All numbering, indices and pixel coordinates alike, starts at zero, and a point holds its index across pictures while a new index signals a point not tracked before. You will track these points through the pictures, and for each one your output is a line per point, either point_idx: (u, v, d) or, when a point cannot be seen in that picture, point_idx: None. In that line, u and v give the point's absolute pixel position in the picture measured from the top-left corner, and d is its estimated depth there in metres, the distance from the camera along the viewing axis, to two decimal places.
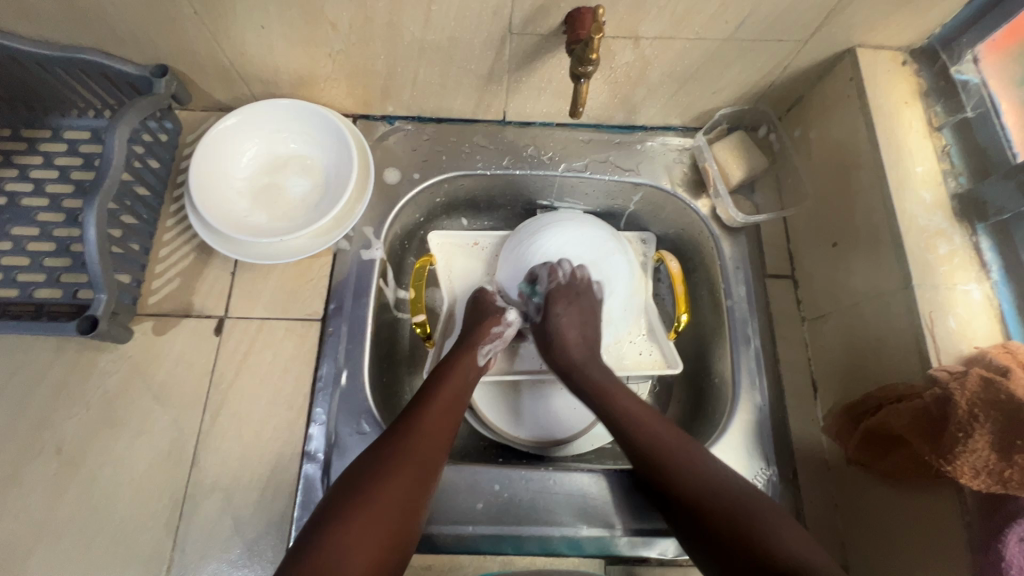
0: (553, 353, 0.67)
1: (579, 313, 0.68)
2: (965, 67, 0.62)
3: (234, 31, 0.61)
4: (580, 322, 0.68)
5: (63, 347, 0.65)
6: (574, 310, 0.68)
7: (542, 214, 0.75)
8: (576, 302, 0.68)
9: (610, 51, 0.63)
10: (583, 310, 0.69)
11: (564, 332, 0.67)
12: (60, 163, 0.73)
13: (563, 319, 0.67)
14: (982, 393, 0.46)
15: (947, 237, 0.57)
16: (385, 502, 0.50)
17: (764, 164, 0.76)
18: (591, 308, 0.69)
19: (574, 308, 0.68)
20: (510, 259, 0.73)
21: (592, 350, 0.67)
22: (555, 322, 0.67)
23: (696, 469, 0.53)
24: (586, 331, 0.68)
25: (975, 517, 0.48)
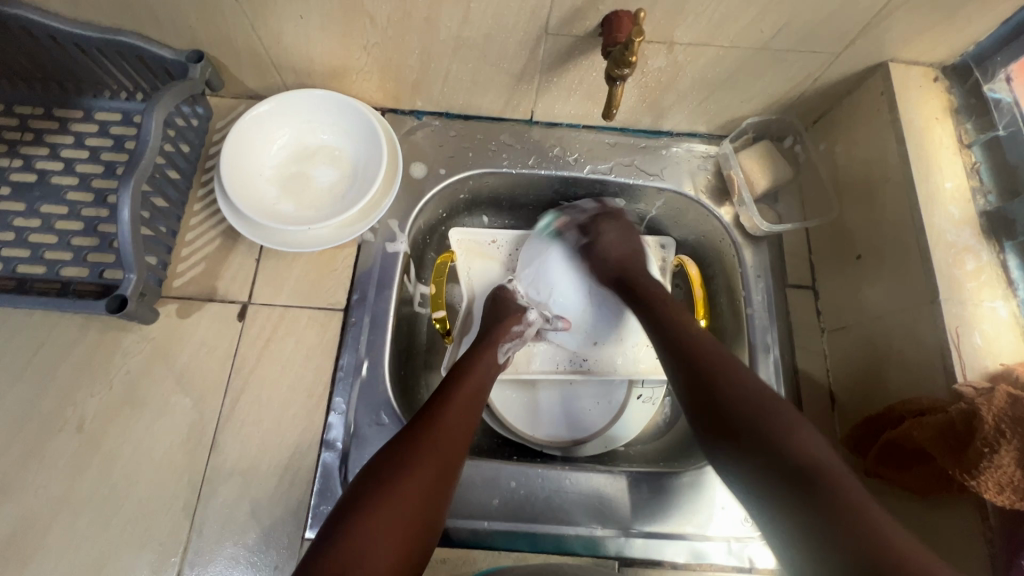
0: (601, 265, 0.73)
1: (622, 231, 0.74)
2: (997, 86, 0.62)
3: (273, 20, 0.62)
4: (623, 235, 0.74)
5: (88, 325, 0.66)
6: (619, 228, 0.74)
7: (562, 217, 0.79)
8: (618, 222, 0.75)
9: (644, 55, 0.64)
10: (627, 227, 0.75)
11: (609, 241, 0.73)
12: (91, 144, 0.74)
13: (608, 236, 0.74)
14: (1009, 410, 0.46)
15: (975, 254, 0.58)
16: (410, 492, 0.50)
17: (788, 175, 0.76)
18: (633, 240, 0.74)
19: (619, 227, 0.74)
20: (533, 263, 0.77)
21: (632, 259, 0.72)
22: (603, 238, 0.73)
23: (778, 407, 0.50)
24: (628, 240, 0.74)
25: (997, 533, 0.48)
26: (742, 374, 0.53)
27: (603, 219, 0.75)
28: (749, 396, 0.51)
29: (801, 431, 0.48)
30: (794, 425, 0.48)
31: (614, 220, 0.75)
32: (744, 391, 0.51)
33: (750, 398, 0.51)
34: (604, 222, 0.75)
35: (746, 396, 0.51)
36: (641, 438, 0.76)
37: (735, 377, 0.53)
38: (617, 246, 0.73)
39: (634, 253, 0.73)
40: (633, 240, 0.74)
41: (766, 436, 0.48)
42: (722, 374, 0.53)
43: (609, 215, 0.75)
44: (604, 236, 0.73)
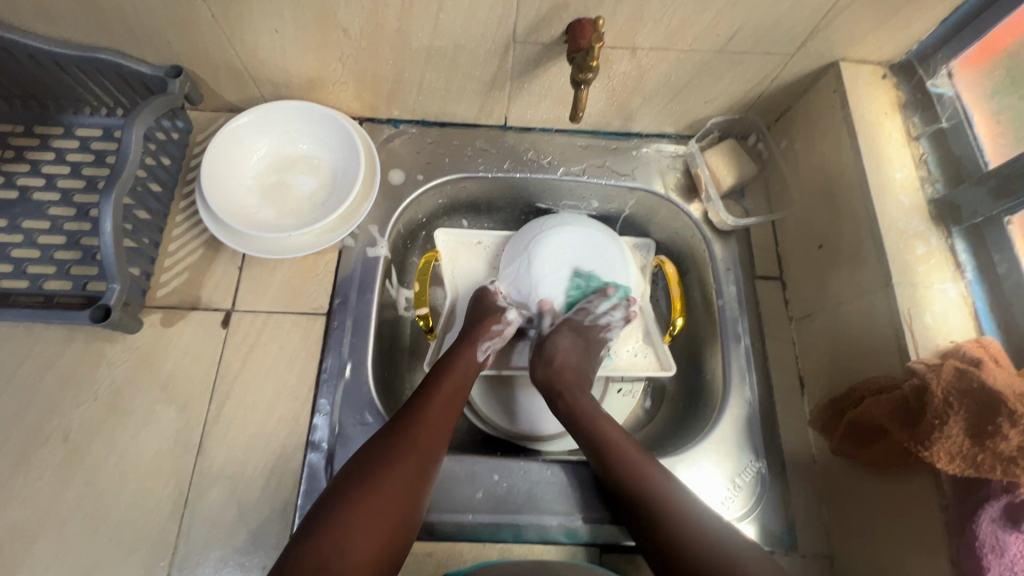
0: (546, 373, 0.68)
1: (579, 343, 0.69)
2: (940, 82, 0.66)
3: (249, 34, 0.64)
4: (580, 350, 0.69)
5: (72, 337, 0.67)
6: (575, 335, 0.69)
7: (546, 218, 0.77)
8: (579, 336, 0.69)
9: (608, 60, 0.67)
10: (587, 344, 0.70)
11: (560, 358, 0.68)
12: (71, 159, 0.75)
13: (563, 341, 0.69)
14: (956, 382, 0.49)
15: (924, 239, 0.61)
16: (389, 486, 0.52)
17: (753, 171, 0.79)
18: (585, 342, 0.70)
19: (575, 339, 0.69)
20: (519, 253, 0.75)
21: (582, 377, 0.67)
22: (558, 342, 0.69)
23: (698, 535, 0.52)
24: (580, 363, 0.68)
25: (952, 501, 0.51)
26: (657, 478, 0.57)
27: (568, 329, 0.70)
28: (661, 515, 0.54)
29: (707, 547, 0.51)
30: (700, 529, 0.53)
31: (572, 326, 0.70)
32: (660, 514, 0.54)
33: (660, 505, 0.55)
34: (562, 327, 0.70)
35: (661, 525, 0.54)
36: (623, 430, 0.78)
37: (685, 517, 0.54)
38: (572, 360, 0.68)
39: (584, 372, 0.68)
40: (591, 356, 0.70)
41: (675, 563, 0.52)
42: (637, 482, 0.57)
43: (569, 324, 0.70)
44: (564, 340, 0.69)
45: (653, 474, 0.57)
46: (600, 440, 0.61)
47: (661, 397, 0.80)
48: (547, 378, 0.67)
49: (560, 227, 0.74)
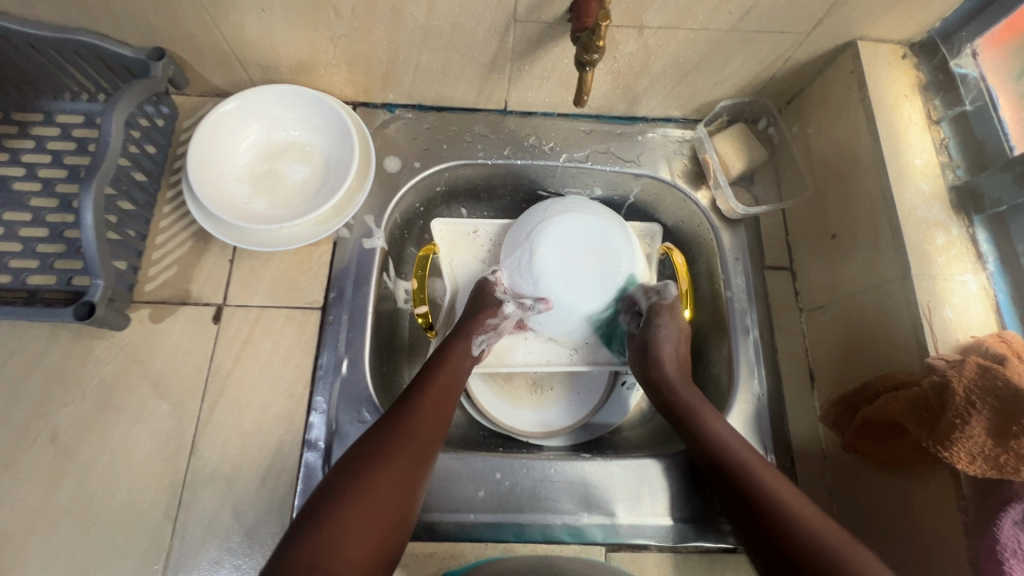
0: (648, 364, 0.67)
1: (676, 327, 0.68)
2: (964, 62, 0.62)
3: (234, 14, 0.61)
4: (675, 337, 0.68)
5: (58, 334, 0.64)
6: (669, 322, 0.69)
7: (550, 201, 0.73)
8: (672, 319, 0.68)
9: (614, 40, 0.63)
10: (676, 318, 0.69)
11: (664, 348, 0.67)
12: (52, 147, 0.72)
13: (662, 329, 0.68)
14: (979, 380, 0.47)
15: (945, 229, 0.58)
16: (386, 482, 0.50)
17: (763, 157, 0.76)
18: (682, 322, 0.69)
19: (674, 322, 0.68)
20: (523, 238, 0.71)
21: (685, 364, 0.68)
22: (659, 334, 0.68)
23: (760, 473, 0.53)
24: (682, 348, 0.69)
25: (971, 502, 0.49)
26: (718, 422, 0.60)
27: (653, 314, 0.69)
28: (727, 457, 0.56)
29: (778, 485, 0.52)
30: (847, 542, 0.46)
31: (667, 311, 0.68)
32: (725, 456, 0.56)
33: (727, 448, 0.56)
34: (661, 314, 0.68)
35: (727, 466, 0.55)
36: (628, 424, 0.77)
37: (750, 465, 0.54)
38: (680, 348, 0.68)
39: (688, 355, 0.69)
40: (682, 332, 0.69)
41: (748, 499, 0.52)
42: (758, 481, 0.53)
43: (672, 307, 0.69)
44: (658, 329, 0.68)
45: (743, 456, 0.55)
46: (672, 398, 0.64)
47: None
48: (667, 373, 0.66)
49: (566, 215, 0.70)
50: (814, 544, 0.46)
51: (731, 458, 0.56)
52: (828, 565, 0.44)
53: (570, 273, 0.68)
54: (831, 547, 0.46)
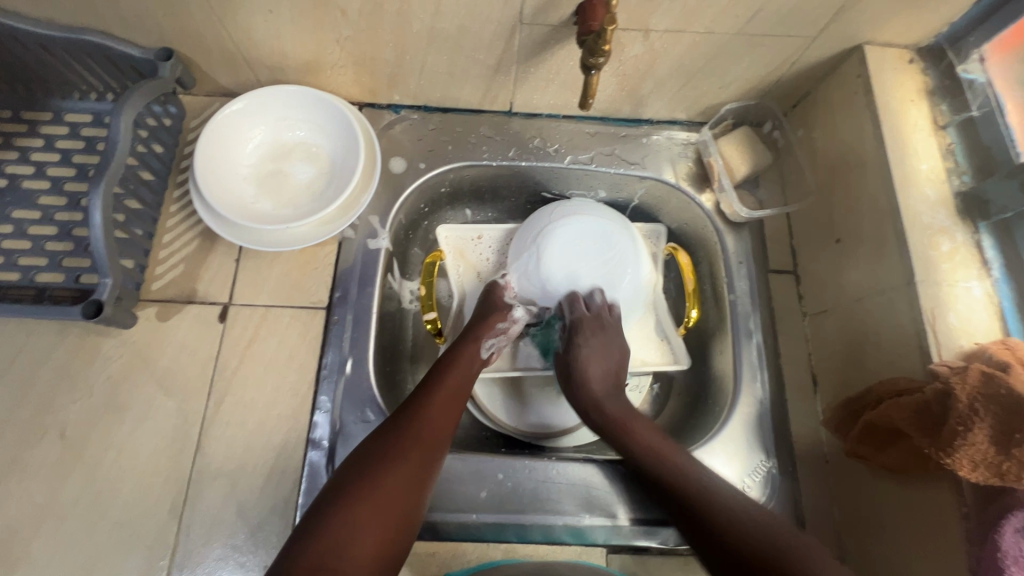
0: (577, 392, 0.66)
1: (601, 343, 0.67)
2: (971, 67, 0.62)
3: (241, 15, 0.61)
4: (603, 354, 0.67)
5: (66, 331, 0.65)
6: (598, 341, 0.67)
7: (560, 203, 0.73)
8: (602, 334, 0.67)
9: (620, 43, 0.63)
10: (607, 338, 0.67)
11: (586, 364, 0.66)
12: (61, 146, 0.73)
13: (584, 351, 0.66)
14: (982, 388, 0.47)
15: (950, 235, 0.58)
16: (394, 483, 0.51)
17: (768, 161, 0.76)
18: (611, 338, 0.68)
19: (597, 339, 0.67)
20: (529, 242, 0.72)
21: (619, 385, 0.66)
22: (581, 359, 0.66)
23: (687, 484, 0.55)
24: (609, 364, 0.67)
25: (972, 509, 0.49)
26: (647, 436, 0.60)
27: (579, 328, 0.67)
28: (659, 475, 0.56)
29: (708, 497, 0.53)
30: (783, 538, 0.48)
31: (590, 329, 0.67)
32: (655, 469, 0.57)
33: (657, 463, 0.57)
34: (581, 337, 0.67)
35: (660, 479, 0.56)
36: None
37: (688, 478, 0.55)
38: (609, 364, 0.67)
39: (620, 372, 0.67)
40: (614, 349, 0.67)
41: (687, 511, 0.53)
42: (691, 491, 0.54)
43: (588, 323, 0.68)
44: (581, 348, 0.66)
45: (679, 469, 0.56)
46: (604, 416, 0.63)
47: (667, 394, 0.78)
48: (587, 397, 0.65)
49: (573, 218, 0.71)
50: (760, 559, 0.47)
51: (664, 471, 0.56)
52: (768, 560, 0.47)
53: (576, 281, 0.70)
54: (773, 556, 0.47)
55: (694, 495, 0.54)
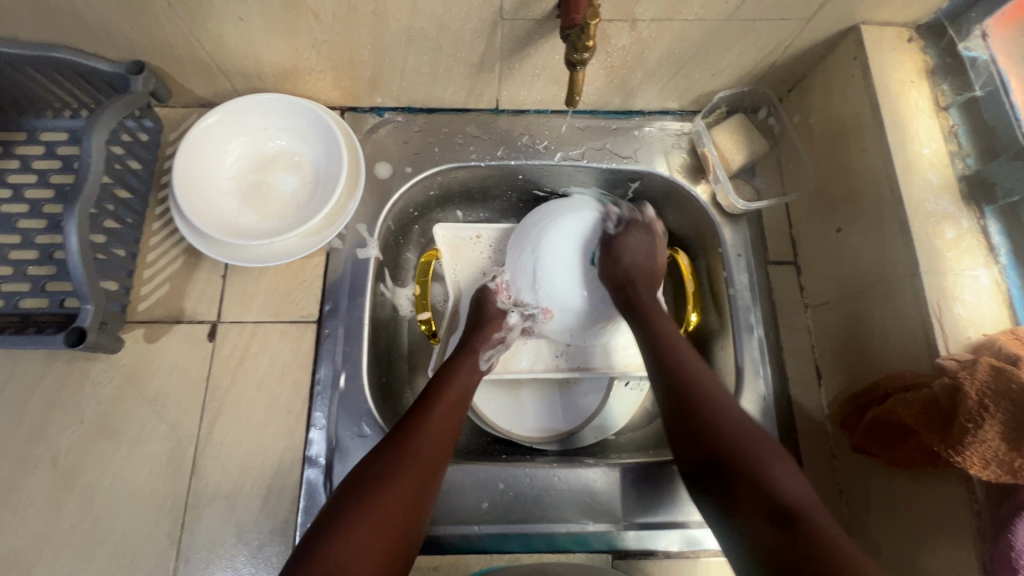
0: (625, 289, 0.67)
1: (648, 237, 0.71)
2: (973, 44, 0.59)
3: (212, 23, 0.59)
4: (647, 248, 0.71)
5: (53, 358, 0.64)
6: (642, 232, 0.71)
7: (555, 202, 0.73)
8: (648, 233, 0.72)
9: (606, 34, 0.61)
10: (588, 281, 0.69)
11: (634, 257, 0.69)
12: (38, 167, 0.71)
13: (568, 296, 0.68)
14: (992, 383, 0.45)
15: (955, 222, 0.56)
16: (394, 501, 0.49)
17: (764, 148, 0.74)
18: (653, 236, 0.72)
19: (640, 234, 0.71)
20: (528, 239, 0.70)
21: (652, 271, 0.70)
22: (627, 239, 0.70)
23: (712, 392, 0.54)
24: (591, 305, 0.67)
25: (985, 506, 0.48)
26: (683, 341, 0.60)
27: (629, 225, 0.72)
28: (685, 365, 0.57)
29: (725, 407, 0.52)
30: (774, 462, 0.47)
31: (638, 225, 0.72)
32: (676, 357, 0.58)
33: (681, 356, 0.58)
34: (629, 227, 0.71)
35: (682, 368, 0.56)
36: (631, 426, 0.76)
37: (711, 383, 0.55)
38: (641, 256, 0.70)
39: (653, 271, 0.70)
40: (655, 248, 0.72)
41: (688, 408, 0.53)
42: (710, 412, 0.52)
43: (634, 224, 0.72)
44: (626, 236, 0.70)
45: (706, 374, 0.56)
46: (638, 302, 0.65)
47: None
48: (614, 288, 0.68)
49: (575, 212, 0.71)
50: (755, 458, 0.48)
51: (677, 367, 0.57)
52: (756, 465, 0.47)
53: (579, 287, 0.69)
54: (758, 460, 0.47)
55: (717, 418, 0.51)
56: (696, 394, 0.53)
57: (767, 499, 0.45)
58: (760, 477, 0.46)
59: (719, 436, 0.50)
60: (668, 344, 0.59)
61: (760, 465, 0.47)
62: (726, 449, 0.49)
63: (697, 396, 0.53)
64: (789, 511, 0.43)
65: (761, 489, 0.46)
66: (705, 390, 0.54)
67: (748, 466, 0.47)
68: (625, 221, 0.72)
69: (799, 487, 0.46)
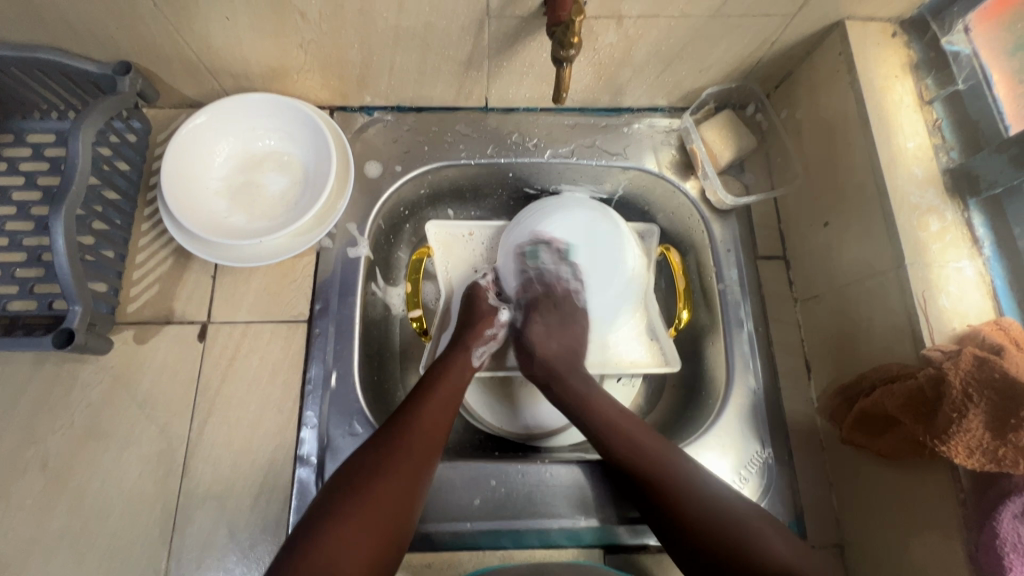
0: (535, 365, 0.67)
1: (560, 320, 0.69)
2: (956, 38, 0.60)
3: (198, 22, 0.58)
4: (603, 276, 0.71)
5: (42, 360, 0.63)
6: (546, 317, 0.69)
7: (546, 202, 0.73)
8: (558, 312, 0.69)
9: (593, 31, 0.61)
10: (562, 315, 0.69)
11: (546, 343, 0.67)
12: (25, 169, 0.70)
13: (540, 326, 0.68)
14: (976, 372, 0.46)
15: (939, 214, 0.56)
16: (383, 498, 0.49)
17: (752, 144, 0.74)
18: (565, 313, 0.69)
19: (552, 316, 0.69)
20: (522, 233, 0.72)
21: (574, 362, 0.66)
22: (531, 329, 0.68)
23: (671, 461, 0.55)
24: (564, 341, 0.68)
25: (970, 496, 0.48)
26: (604, 399, 0.61)
27: (534, 306, 0.70)
28: (638, 452, 0.56)
29: (673, 461, 0.55)
30: (774, 536, 0.49)
31: (543, 308, 0.69)
32: (613, 454, 0.57)
33: (628, 438, 0.57)
34: (541, 311, 0.69)
35: (632, 458, 0.55)
36: None
37: (676, 463, 0.54)
38: (549, 347, 0.67)
39: (575, 347, 0.68)
40: (569, 326, 0.69)
41: (652, 487, 0.53)
42: (671, 482, 0.53)
43: (540, 305, 0.70)
44: (534, 325, 0.69)
45: (652, 444, 0.56)
46: (571, 397, 0.62)
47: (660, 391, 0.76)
48: (531, 361, 0.68)
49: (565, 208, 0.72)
50: (737, 542, 0.49)
51: (618, 445, 0.57)
52: (743, 543, 0.48)
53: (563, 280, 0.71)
54: (746, 536, 0.49)
55: (675, 484, 0.53)
56: (659, 476, 0.54)
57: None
58: (766, 555, 0.48)
59: (689, 527, 0.51)
60: (601, 439, 0.58)
61: (750, 543, 0.48)
62: (705, 542, 0.50)
63: (654, 472, 0.54)
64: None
65: (760, 563, 0.47)
66: (656, 461, 0.54)
67: (739, 541, 0.49)
68: (529, 302, 0.70)
69: (793, 547, 0.49)
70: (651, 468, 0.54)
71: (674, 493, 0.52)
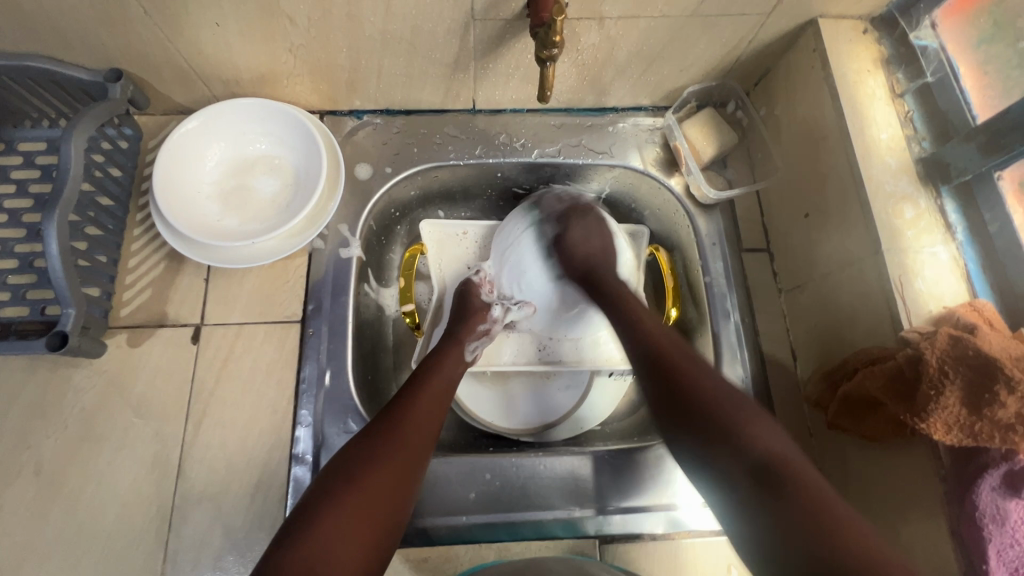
0: (567, 259, 0.71)
1: (590, 226, 0.72)
2: (924, 33, 0.62)
3: (188, 29, 0.60)
4: (592, 236, 0.72)
5: (35, 366, 0.64)
6: (587, 224, 0.72)
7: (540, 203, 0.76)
8: (589, 218, 0.73)
9: (576, 32, 0.63)
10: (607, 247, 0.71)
11: (588, 241, 0.71)
12: (17, 176, 0.71)
13: (576, 232, 0.71)
14: (951, 350, 0.47)
15: (913, 202, 0.59)
16: (376, 489, 0.50)
17: (733, 140, 0.76)
18: (601, 243, 0.71)
19: (587, 221, 0.72)
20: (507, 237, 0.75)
21: (606, 252, 0.71)
22: (571, 234, 0.71)
23: (689, 358, 0.55)
24: (599, 241, 0.71)
25: (951, 471, 0.50)
26: (647, 311, 0.62)
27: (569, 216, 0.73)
28: (656, 337, 0.58)
29: (692, 366, 0.54)
30: (749, 416, 0.49)
31: (577, 216, 0.73)
32: (654, 335, 0.58)
33: (672, 343, 0.57)
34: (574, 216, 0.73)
35: (655, 338, 0.58)
36: (616, 416, 0.77)
37: (695, 363, 0.55)
38: (591, 242, 0.71)
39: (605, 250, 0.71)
40: (602, 233, 0.72)
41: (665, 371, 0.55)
42: (683, 369, 0.54)
43: (575, 212, 0.73)
44: (573, 228, 0.72)
45: (680, 344, 0.57)
46: (625, 303, 0.64)
47: None
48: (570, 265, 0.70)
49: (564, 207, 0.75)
50: (725, 411, 0.50)
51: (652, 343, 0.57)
52: (720, 411, 0.50)
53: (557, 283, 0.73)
54: (731, 410, 0.50)
55: (683, 379, 0.53)
56: (673, 363, 0.55)
57: (748, 455, 0.47)
58: (741, 431, 0.48)
59: (691, 390, 0.52)
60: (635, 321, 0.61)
61: (728, 416, 0.49)
62: (701, 409, 0.51)
63: (671, 356, 0.56)
64: (768, 465, 0.46)
65: (738, 444, 0.47)
66: (675, 353, 0.56)
67: (729, 422, 0.49)
68: (563, 215, 0.74)
69: (774, 442, 0.47)
70: (664, 358, 0.56)
71: (679, 379, 0.53)
